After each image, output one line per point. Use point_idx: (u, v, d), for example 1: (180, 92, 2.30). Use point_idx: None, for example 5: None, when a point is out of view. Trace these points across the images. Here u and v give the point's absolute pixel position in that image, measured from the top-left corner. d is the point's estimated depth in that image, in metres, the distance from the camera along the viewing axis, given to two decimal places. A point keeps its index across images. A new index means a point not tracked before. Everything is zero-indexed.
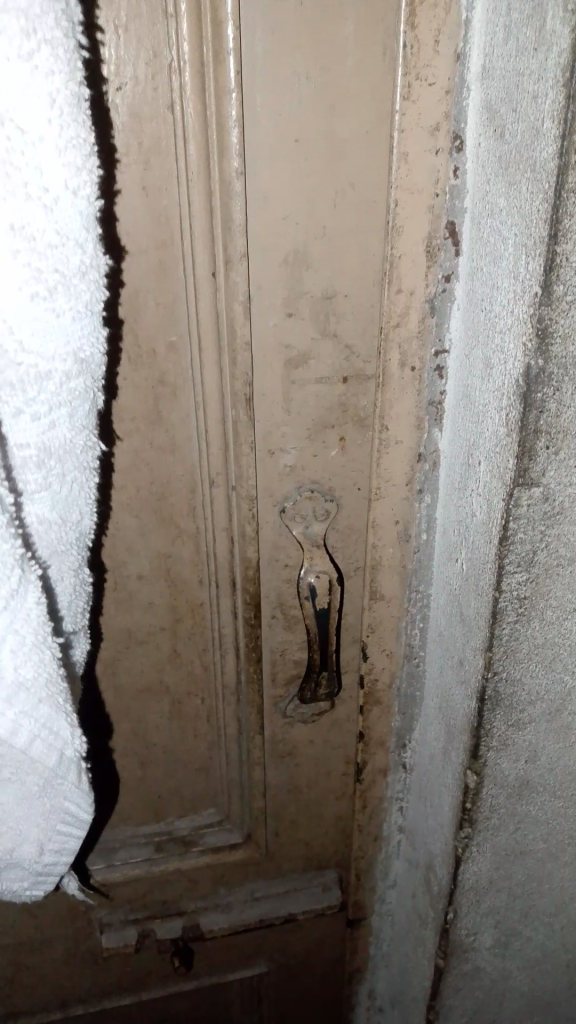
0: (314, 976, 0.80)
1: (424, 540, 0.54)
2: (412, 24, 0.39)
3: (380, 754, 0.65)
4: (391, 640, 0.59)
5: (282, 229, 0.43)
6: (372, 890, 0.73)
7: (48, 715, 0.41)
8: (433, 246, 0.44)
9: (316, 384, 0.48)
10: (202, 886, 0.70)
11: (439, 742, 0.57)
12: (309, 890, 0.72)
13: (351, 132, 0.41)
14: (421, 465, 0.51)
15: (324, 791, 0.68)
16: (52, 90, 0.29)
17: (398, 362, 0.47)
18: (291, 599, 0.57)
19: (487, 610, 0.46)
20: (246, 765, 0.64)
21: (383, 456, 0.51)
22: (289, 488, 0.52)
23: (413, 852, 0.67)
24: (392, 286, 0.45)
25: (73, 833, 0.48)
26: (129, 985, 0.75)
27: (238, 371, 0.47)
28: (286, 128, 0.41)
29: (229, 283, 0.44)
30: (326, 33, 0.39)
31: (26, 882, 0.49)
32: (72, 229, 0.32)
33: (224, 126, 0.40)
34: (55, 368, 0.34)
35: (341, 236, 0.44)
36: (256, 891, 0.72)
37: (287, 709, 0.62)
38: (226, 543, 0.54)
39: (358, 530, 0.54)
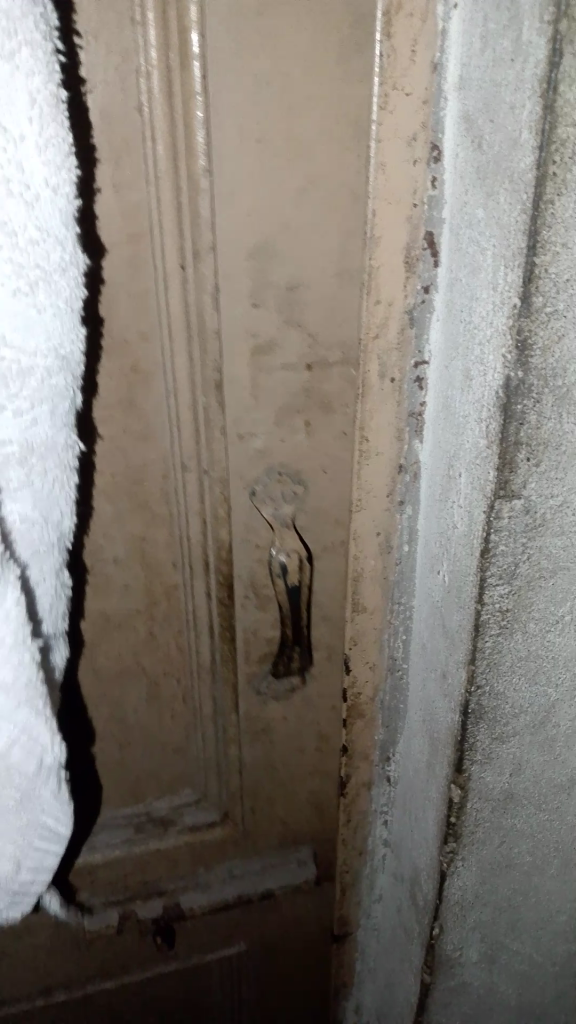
0: (293, 955, 0.80)
1: (406, 552, 0.52)
2: (388, 32, 0.38)
3: (364, 767, 0.64)
4: (374, 654, 0.57)
5: (247, 222, 0.46)
6: (357, 904, 0.72)
7: (27, 720, 0.43)
8: (412, 257, 0.42)
9: (282, 372, 0.51)
10: (181, 865, 0.71)
11: (424, 756, 0.57)
12: (285, 868, 0.73)
13: (312, 133, 0.45)
14: (401, 475, 0.49)
15: (299, 772, 0.69)
16: (36, 94, 0.33)
17: (378, 372, 0.46)
18: (263, 580, 0.59)
19: (470, 623, 0.45)
20: (222, 746, 0.66)
21: (364, 465, 0.49)
22: (259, 472, 0.54)
23: (399, 866, 0.66)
24: (370, 296, 0.43)
25: (52, 848, 0.49)
26: (110, 974, 0.75)
27: (208, 359, 0.50)
28: (249, 134, 0.44)
29: (197, 273, 0.47)
30: (285, 41, 0.42)
31: (3, 905, 0.49)
32: (53, 225, 0.35)
33: (192, 129, 0.43)
34: (37, 363, 0.37)
35: (303, 234, 0.47)
36: (234, 869, 0.72)
37: (260, 686, 0.63)
38: (199, 525, 0.56)
39: (325, 515, 0.57)
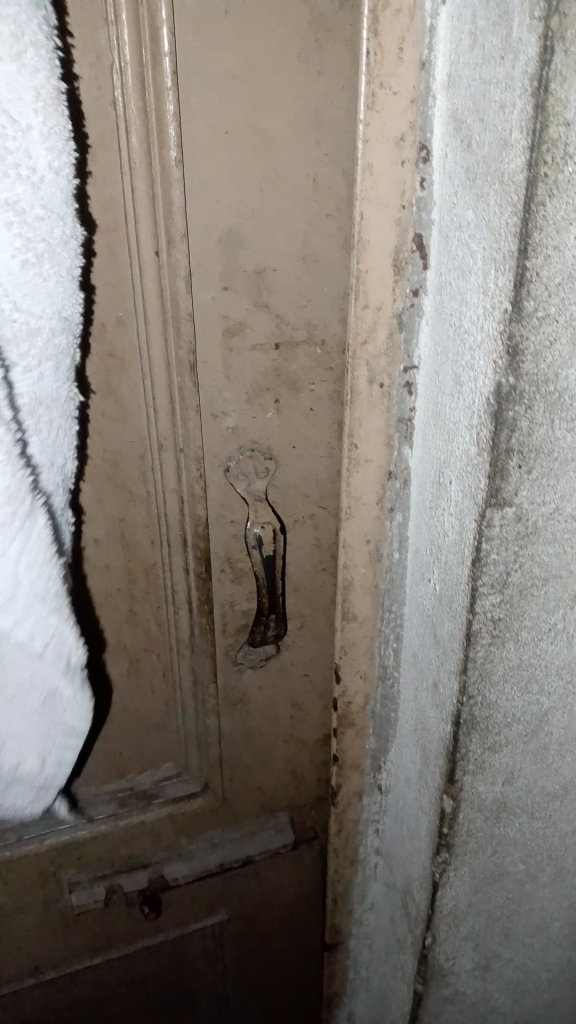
0: (275, 920, 0.78)
1: (397, 559, 0.51)
2: (375, 31, 0.37)
3: (354, 777, 0.63)
4: (364, 663, 0.56)
5: (218, 208, 0.44)
6: (349, 912, 0.72)
7: (60, 632, 0.44)
8: (400, 259, 0.41)
9: (251, 351, 0.49)
10: (164, 838, 0.67)
11: (416, 766, 0.56)
12: (264, 832, 0.70)
13: (274, 124, 0.42)
14: (391, 482, 0.48)
15: (273, 757, 0.67)
16: (39, 84, 0.33)
17: (367, 379, 0.45)
18: (236, 558, 0.56)
19: (461, 633, 0.44)
20: (202, 737, 0.63)
21: (354, 474, 0.48)
22: (232, 448, 0.51)
23: (391, 876, 0.65)
24: (358, 302, 0.42)
25: (74, 750, 0.51)
26: (90, 948, 0.71)
27: (182, 339, 0.47)
28: (217, 123, 0.42)
29: (171, 259, 0.44)
30: (254, 20, 0.40)
31: (28, 799, 0.52)
32: (56, 203, 0.35)
33: (164, 121, 0.41)
34: (44, 325, 0.37)
35: (270, 214, 0.44)
36: (216, 837, 0.69)
37: (238, 659, 0.60)
38: (176, 503, 0.52)
39: (288, 493, 0.54)
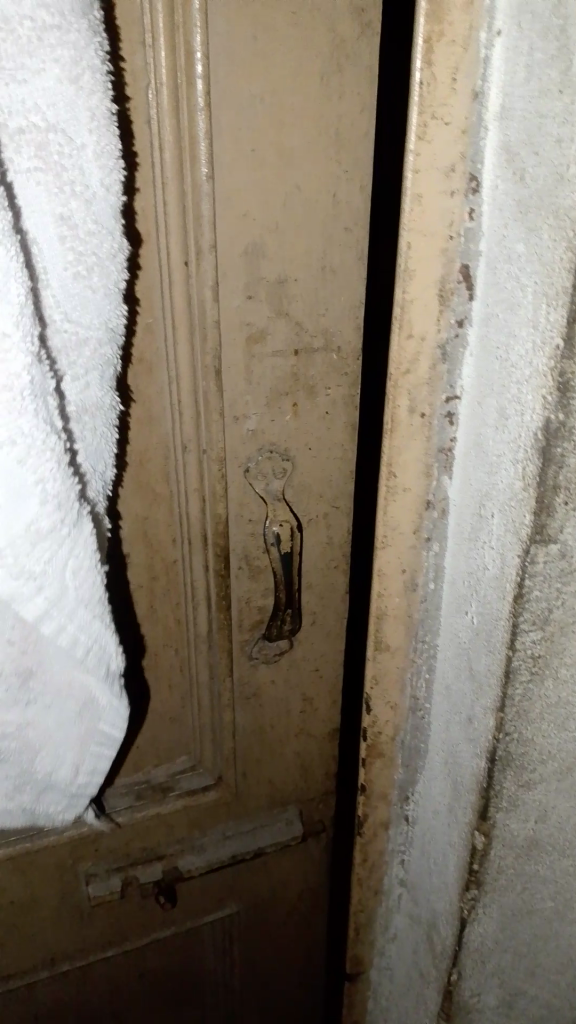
0: (278, 914, 0.88)
1: (432, 589, 0.50)
2: (428, 60, 0.35)
3: (381, 808, 0.62)
4: (396, 694, 0.55)
5: (243, 223, 0.51)
6: (371, 944, 0.70)
7: (98, 629, 0.48)
8: (446, 289, 0.41)
9: (273, 357, 0.56)
10: (179, 830, 0.75)
11: (444, 799, 0.55)
12: (274, 824, 0.79)
13: (297, 143, 0.50)
14: (429, 512, 0.47)
15: (285, 731, 0.74)
16: (93, 106, 0.36)
17: (408, 409, 0.44)
18: (254, 551, 0.63)
19: (499, 670, 0.43)
20: (217, 710, 0.70)
21: (390, 504, 0.47)
22: (252, 450, 0.59)
23: (416, 908, 0.64)
24: (402, 331, 0.42)
25: (104, 750, 0.55)
26: (110, 942, 0.80)
27: (208, 346, 0.54)
28: (244, 139, 0.48)
29: (199, 271, 0.51)
30: (273, 62, 0.47)
31: (62, 806, 0.57)
32: (106, 221, 0.39)
33: (194, 138, 0.47)
34: (91, 335, 0.42)
35: (294, 241, 0.52)
36: (227, 830, 0.77)
37: (253, 654, 0.68)
38: (198, 503, 0.60)
39: (309, 488, 0.62)
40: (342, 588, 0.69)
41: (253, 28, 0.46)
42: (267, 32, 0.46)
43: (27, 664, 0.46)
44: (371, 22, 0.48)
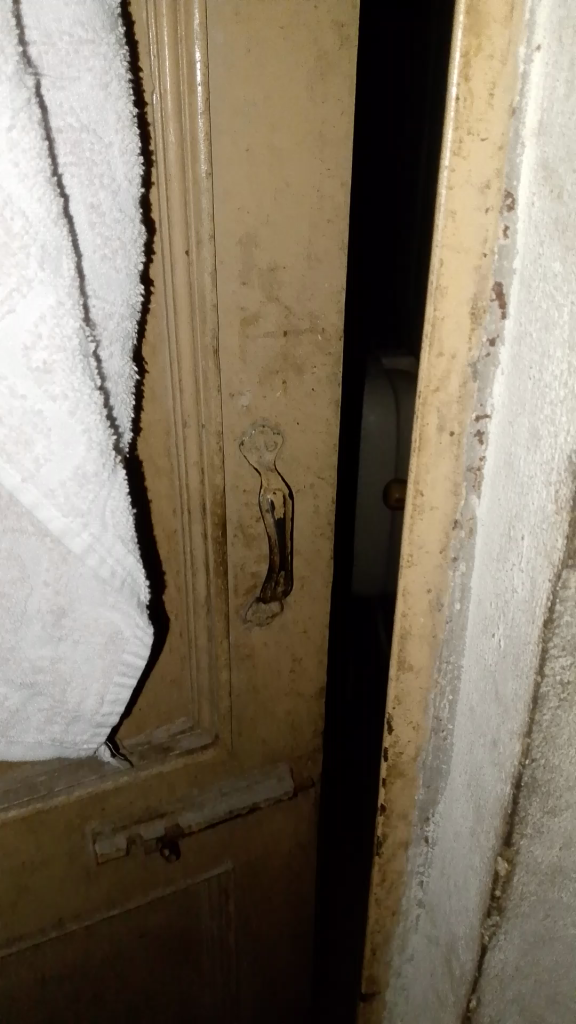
0: (270, 870, 0.99)
1: (458, 609, 0.49)
2: (465, 75, 0.35)
3: (401, 828, 0.60)
4: (419, 715, 0.54)
5: (238, 216, 0.57)
6: (388, 964, 0.69)
7: (132, 562, 0.54)
8: (478, 307, 0.40)
9: (264, 338, 0.63)
10: (179, 788, 0.83)
11: (467, 822, 0.54)
12: (266, 780, 0.88)
13: (285, 143, 0.56)
14: (456, 531, 0.47)
15: (276, 684, 0.82)
16: (119, 110, 0.44)
17: (437, 426, 0.43)
18: (248, 520, 0.71)
19: (527, 694, 0.42)
20: (214, 666, 0.78)
21: (417, 521, 0.46)
22: (246, 426, 0.66)
23: (434, 930, 0.63)
24: (433, 349, 0.41)
25: (124, 684, 0.64)
26: (116, 898, 0.89)
27: (207, 328, 0.61)
28: (241, 143, 0.55)
29: (199, 258, 0.58)
30: (267, 70, 0.54)
31: (86, 726, 0.66)
32: (128, 209, 0.47)
33: (196, 138, 0.54)
34: (116, 308, 0.49)
35: (281, 237, 0.60)
36: (223, 787, 0.86)
37: (247, 614, 0.75)
38: (197, 473, 0.67)
39: (298, 459, 0.70)
40: (326, 551, 0.77)
41: (247, 43, 0.52)
42: (258, 42, 0.52)
43: (61, 602, 0.56)
44: (348, 37, 0.55)
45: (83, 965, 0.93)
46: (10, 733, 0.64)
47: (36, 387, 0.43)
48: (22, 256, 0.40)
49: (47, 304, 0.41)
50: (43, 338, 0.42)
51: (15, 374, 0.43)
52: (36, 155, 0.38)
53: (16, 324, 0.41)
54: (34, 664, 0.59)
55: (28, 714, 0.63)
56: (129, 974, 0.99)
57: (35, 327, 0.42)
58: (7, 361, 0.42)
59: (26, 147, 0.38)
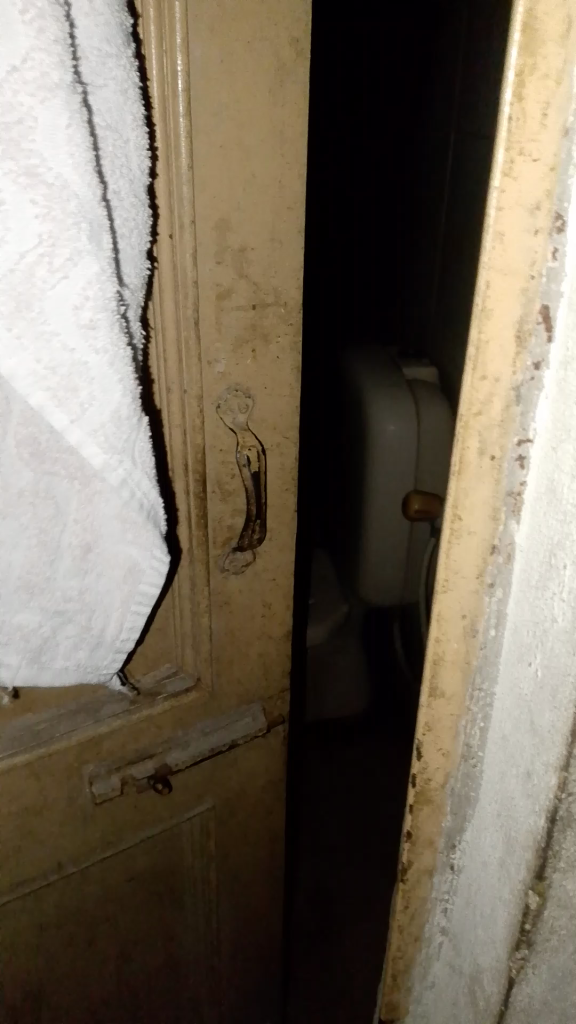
0: (244, 810, 1.15)
1: (493, 636, 0.48)
2: (518, 94, 0.34)
3: (426, 854, 0.60)
4: (448, 742, 0.53)
5: (214, 204, 0.71)
6: (408, 990, 0.67)
7: (154, 497, 0.64)
8: (523, 331, 0.39)
9: (235, 310, 0.77)
10: (166, 729, 0.98)
11: (496, 852, 0.52)
12: (243, 720, 1.04)
13: (251, 138, 0.70)
14: (494, 557, 0.45)
15: (248, 618, 0.97)
16: (134, 110, 0.56)
17: (477, 450, 0.42)
18: (225, 478, 0.86)
19: (565, 728, 0.41)
20: (197, 615, 0.93)
21: (454, 545, 0.45)
22: (222, 390, 0.81)
23: (458, 960, 0.61)
24: (476, 373, 0.40)
25: (140, 615, 0.72)
26: (109, 839, 1.02)
27: (189, 300, 0.74)
28: (215, 139, 0.68)
29: (182, 238, 0.71)
30: (238, 77, 0.67)
31: (107, 654, 0.74)
32: (140, 195, 0.59)
33: (178, 137, 0.67)
34: (131, 278, 0.60)
35: (250, 221, 0.74)
36: (206, 727, 1.01)
37: (224, 564, 0.91)
38: (180, 436, 0.81)
39: (264, 420, 0.86)
40: (289, 506, 0.93)
41: (221, 55, 0.65)
42: (230, 57, 0.66)
43: (88, 538, 0.64)
44: (302, 50, 0.69)
45: (78, 906, 1.05)
46: (42, 657, 0.70)
47: (83, 342, 0.51)
48: (74, 230, 0.48)
49: (92, 271, 0.49)
50: (89, 300, 0.50)
51: (66, 330, 0.50)
52: (84, 146, 0.47)
53: (67, 290, 0.49)
54: (65, 593, 0.67)
55: (58, 637, 0.70)
56: (118, 917, 1.10)
57: (82, 291, 0.50)
58: (59, 318, 0.50)
59: (79, 141, 0.46)
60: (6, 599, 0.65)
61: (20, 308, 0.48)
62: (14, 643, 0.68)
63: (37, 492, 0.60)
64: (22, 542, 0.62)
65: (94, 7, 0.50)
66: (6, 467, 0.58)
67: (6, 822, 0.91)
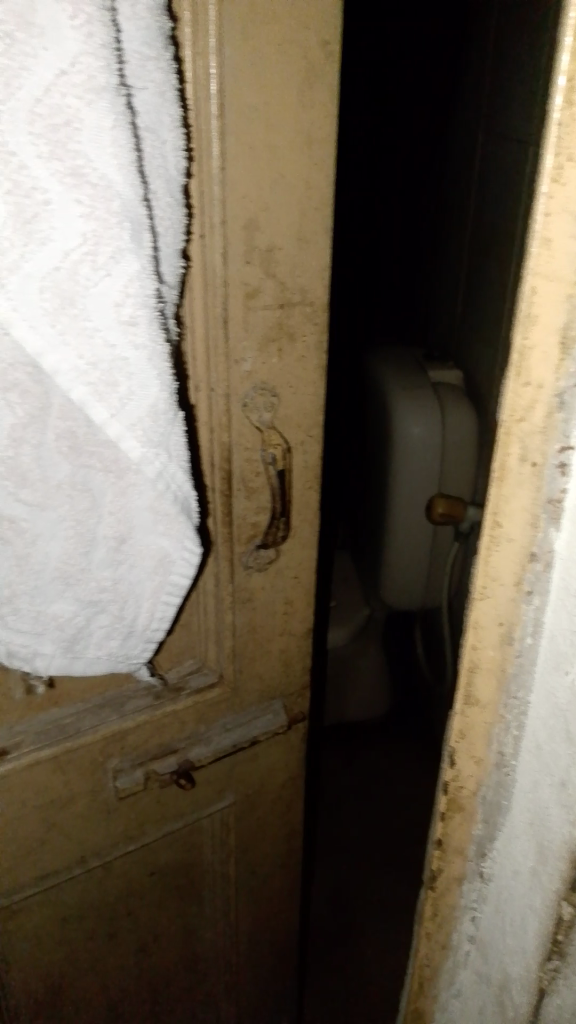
0: (264, 806, 1.15)
1: (530, 645, 0.47)
2: (569, 100, 0.33)
3: (456, 862, 0.60)
4: (481, 749, 0.53)
5: (244, 205, 0.71)
6: (435, 999, 0.67)
7: (188, 491, 0.64)
8: (568, 336, 0.38)
9: (263, 309, 0.77)
10: (188, 724, 0.99)
11: (527, 861, 0.52)
12: (264, 716, 1.04)
13: (280, 139, 0.70)
14: (533, 564, 0.44)
15: (271, 614, 0.97)
16: (172, 113, 0.56)
17: (518, 456, 0.42)
18: (250, 475, 0.86)
19: None
20: (220, 612, 0.93)
21: (493, 552, 0.46)
22: (248, 389, 0.81)
23: (486, 968, 0.60)
24: (519, 378, 0.40)
25: (171, 606, 0.72)
26: (131, 832, 1.03)
27: (218, 300, 0.74)
28: (246, 140, 0.68)
29: (212, 239, 0.71)
30: (267, 77, 0.67)
31: (139, 645, 0.75)
32: (176, 196, 0.59)
33: (209, 138, 0.67)
34: (166, 276, 0.60)
35: (278, 221, 0.74)
36: (228, 722, 1.01)
37: (248, 561, 0.91)
38: (208, 434, 0.81)
39: (289, 418, 0.86)
40: (312, 503, 0.93)
41: (252, 56, 0.65)
42: (262, 58, 0.66)
43: (122, 530, 0.65)
44: (332, 51, 0.69)
45: (100, 900, 1.05)
46: (76, 645, 0.71)
47: (123, 337, 0.51)
48: (117, 230, 0.48)
49: (134, 269, 0.50)
50: (130, 296, 0.50)
51: (107, 326, 0.51)
52: (128, 148, 0.47)
53: (109, 287, 0.49)
54: (99, 583, 0.67)
55: (91, 627, 0.70)
56: (138, 911, 1.11)
57: (124, 288, 0.50)
58: (101, 315, 0.50)
59: (122, 142, 0.47)
60: (43, 590, 0.66)
61: (64, 305, 0.49)
62: (49, 633, 0.68)
63: (74, 483, 0.60)
64: (59, 534, 0.62)
65: (135, 12, 0.50)
66: (45, 461, 0.58)
67: (31, 815, 0.91)
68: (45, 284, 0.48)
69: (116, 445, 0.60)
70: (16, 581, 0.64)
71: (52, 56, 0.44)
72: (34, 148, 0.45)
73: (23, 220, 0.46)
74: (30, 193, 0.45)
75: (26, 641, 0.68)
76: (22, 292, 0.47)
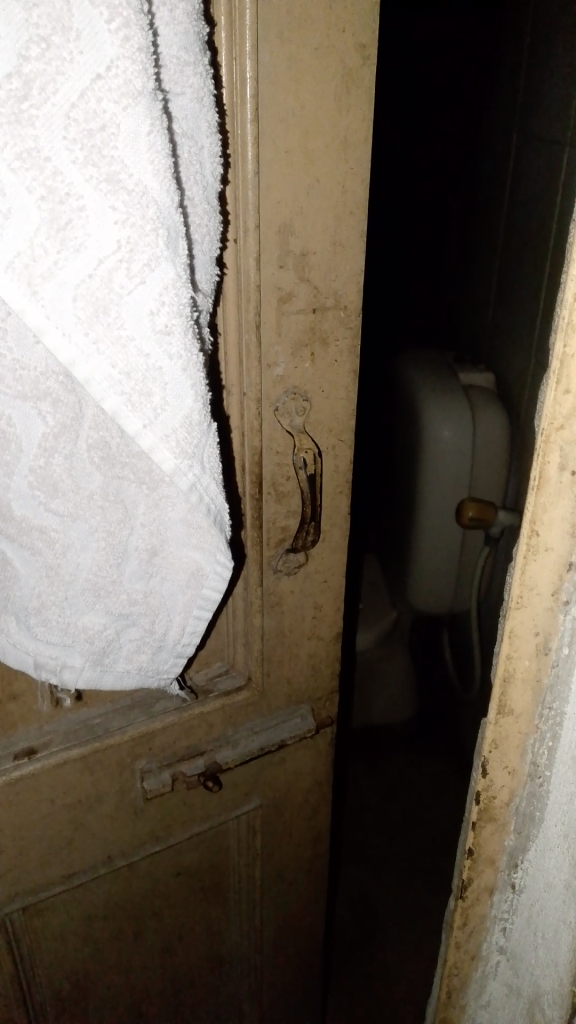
0: (291, 809, 1.15)
1: (566, 655, 0.47)
2: None
3: (487, 871, 0.59)
4: (515, 758, 0.53)
5: (278, 210, 0.71)
6: (463, 1009, 0.66)
7: (221, 502, 0.62)
8: None
9: (296, 313, 0.77)
10: (216, 726, 0.99)
11: (561, 875, 0.51)
12: (292, 720, 1.03)
13: (316, 144, 0.70)
14: (571, 575, 0.44)
15: (300, 618, 0.97)
16: (208, 118, 0.56)
17: (558, 465, 0.41)
18: (281, 479, 0.85)
19: None
20: (249, 614, 0.93)
21: (529, 563, 0.45)
22: (280, 393, 0.80)
23: (516, 981, 0.59)
24: (560, 387, 0.39)
25: (201, 620, 0.72)
26: (157, 833, 1.03)
27: (251, 305, 0.74)
28: (281, 144, 0.68)
29: (245, 243, 0.71)
30: (304, 82, 0.67)
31: (169, 656, 0.75)
32: (211, 202, 0.59)
33: (244, 142, 0.66)
34: (201, 283, 0.60)
35: (313, 225, 0.74)
36: (255, 726, 1.01)
37: (278, 564, 0.91)
38: (239, 436, 0.82)
39: (321, 421, 0.85)
40: (343, 507, 0.93)
41: (288, 61, 0.65)
42: (298, 63, 0.66)
43: (154, 543, 0.65)
44: (369, 55, 0.69)
45: (125, 900, 1.06)
46: (105, 659, 0.72)
47: (157, 347, 0.51)
48: (153, 237, 0.48)
49: (169, 277, 0.49)
50: (165, 305, 0.50)
51: (142, 337, 0.51)
52: (164, 153, 0.47)
53: (144, 295, 0.49)
54: (131, 595, 0.68)
55: (121, 638, 0.71)
56: (163, 910, 1.11)
57: (159, 295, 0.50)
58: (135, 324, 0.50)
59: (159, 148, 0.47)
60: (73, 600, 0.66)
61: (98, 313, 0.49)
62: (79, 645, 0.69)
63: (107, 493, 0.61)
64: (90, 544, 0.63)
65: (174, 16, 0.50)
66: (78, 470, 0.59)
67: (58, 814, 0.92)
68: (78, 291, 0.48)
69: (148, 456, 0.59)
70: (46, 590, 0.65)
71: (88, 60, 0.44)
72: (69, 154, 0.45)
73: (58, 227, 0.46)
74: (65, 198, 0.46)
75: (55, 654, 0.69)
76: (56, 300, 0.47)
